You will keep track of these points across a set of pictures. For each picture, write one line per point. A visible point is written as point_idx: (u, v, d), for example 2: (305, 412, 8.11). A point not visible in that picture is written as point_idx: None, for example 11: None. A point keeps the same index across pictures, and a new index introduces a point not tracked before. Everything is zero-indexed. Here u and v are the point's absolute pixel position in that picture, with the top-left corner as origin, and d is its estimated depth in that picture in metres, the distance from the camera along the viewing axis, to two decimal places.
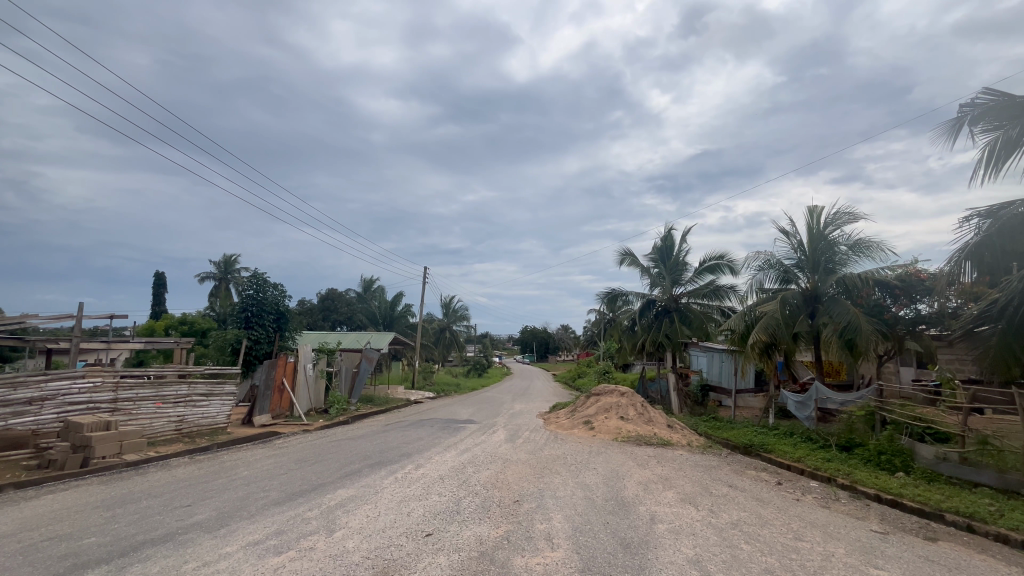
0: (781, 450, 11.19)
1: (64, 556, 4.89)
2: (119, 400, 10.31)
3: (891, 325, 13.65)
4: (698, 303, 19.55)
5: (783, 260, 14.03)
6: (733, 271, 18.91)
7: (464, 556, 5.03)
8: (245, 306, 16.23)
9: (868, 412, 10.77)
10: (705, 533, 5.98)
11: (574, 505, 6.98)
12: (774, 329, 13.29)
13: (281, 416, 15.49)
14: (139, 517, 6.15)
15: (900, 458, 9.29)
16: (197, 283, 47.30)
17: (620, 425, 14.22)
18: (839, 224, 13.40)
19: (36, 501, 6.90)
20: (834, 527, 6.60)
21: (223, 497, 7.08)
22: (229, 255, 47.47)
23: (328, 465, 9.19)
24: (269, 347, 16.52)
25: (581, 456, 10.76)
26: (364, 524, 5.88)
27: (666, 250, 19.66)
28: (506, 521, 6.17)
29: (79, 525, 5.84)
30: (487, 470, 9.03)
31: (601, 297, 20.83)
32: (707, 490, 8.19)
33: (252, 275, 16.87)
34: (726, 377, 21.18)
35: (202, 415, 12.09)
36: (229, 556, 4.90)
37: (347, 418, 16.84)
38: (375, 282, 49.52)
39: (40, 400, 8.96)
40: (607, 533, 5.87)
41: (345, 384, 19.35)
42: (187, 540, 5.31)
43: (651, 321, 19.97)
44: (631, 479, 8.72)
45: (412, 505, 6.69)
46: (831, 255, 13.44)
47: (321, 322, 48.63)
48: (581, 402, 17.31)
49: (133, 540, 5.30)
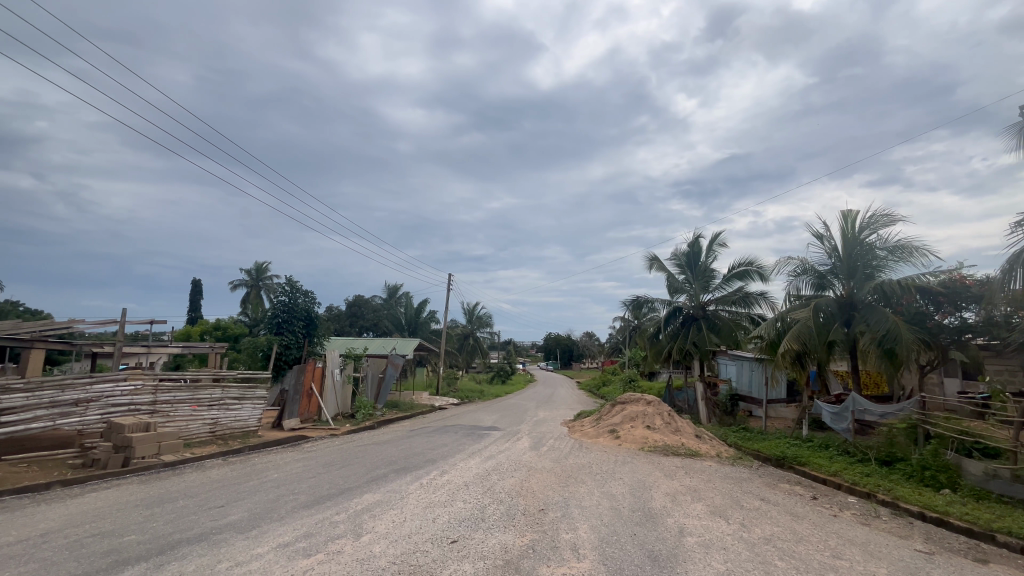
0: (816, 463, 10.77)
1: (107, 552, 5.10)
2: (158, 403, 10.76)
3: (934, 334, 12.89)
4: (727, 310, 19.09)
5: (817, 266, 13.66)
6: (762, 278, 18.47)
7: (489, 564, 5.01)
8: (276, 312, 16.67)
9: (910, 425, 10.25)
10: (737, 548, 5.79)
11: (600, 515, 6.89)
12: (807, 337, 12.91)
13: (310, 420, 15.89)
14: (176, 516, 6.36)
15: (946, 474, 8.83)
16: (231, 289, 49.12)
17: (647, 435, 13.96)
18: (876, 228, 12.91)
19: (81, 499, 7.20)
20: (874, 545, 6.31)
21: (255, 498, 7.27)
22: (260, 262, 48.93)
23: (356, 470, 9.30)
24: (299, 352, 16.87)
25: (607, 465, 10.62)
26: (390, 529, 5.93)
27: (693, 255, 19.36)
28: (531, 529, 6.13)
29: (120, 523, 6.08)
30: (513, 477, 9.04)
31: (627, 303, 20.59)
32: (737, 503, 7.95)
33: (286, 281, 17.27)
34: (757, 386, 20.66)
35: (234, 418, 12.42)
36: (260, 556, 5.01)
37: (372, 424, 17.08)
38: (400, 289, 50.13)
39: (85, 402, 9.41)
40: (634, 545, 5.74)
41: (372, 390, 19.63)
42: (220, 540, 5.45)
43: (678, 328, 19.66)
44: (658, 490, 8.52)
45: (438, 511, 6.73)
46: (868, 260, 12.95)
47: (348, 328, 49.75)
48: (606, 410, 17.09)
49: (171, 538, 5.49)
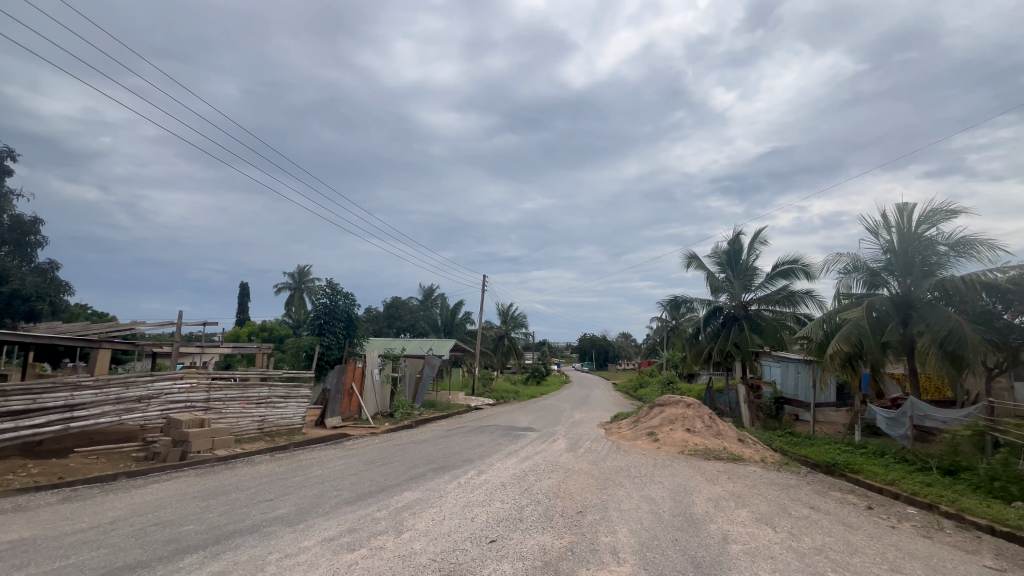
0: (869, 471, 10.22)
1: (169, 540, 5.41)
2: (211, 400, 11.35)
3: (1003, 335, 11.95)
4: (771, 310, 18.38)
5: (870, 263, 12.94)
6: (808, 276, 17.69)
7: (529, 565, 5.02)
8: (318, 314, 17.24)
9: (976, 432, 9.55)
10: (786, 558, 5.56)
11: (639, 519, 6.78)
12: (860, 338, 12.26)
13: (351, 419, 16.38)
14: (229, 508, 6.68)
15: (1018, 486, 8.19)
16: (276, 293, 51.27)
17: (687, 438, 13.62)
18: (935, 222, 12.13)
19: (144, 490, 7.68)
20: (937, 560, 5.93)
21: (301, 493, 7.55)
22: (303, 266, 50.77)
23: (395, 469, 9.49)
24: (339, 352, 17.38)
25: (646, 468, 10.42)
26: (430, 527, 6.03)
27: (733, 253, 18.75)
28: (569, 531, 6.09)
29: (179, 513, 6.43)
30: (550, 479, 9.00)
31: (664, 303, 20.15)
32: (785, 511, 7.63)
33: (327, 284, 17.82)
34: (803, 389, 19.80)
35: (280, 416, 12.94)
36: (307, 549, 5.20)
37: (410, 423, 17.41)
38: (436, 290, 50.87)
39: (146, 399, 10.04)
40: (676, 550, 5.62)
41: (410, 389, 20.01)
42: (270, 532, 5.69)
43: (718, 328, 19.09)
44: (699, 495, 8.29)
45: (476, 511, 6.80)
46: (927, 256, 12.18)
47: (386, 329, 50.97)
48: (644, 412, 16.77)
49: (225, 529, 5.77)
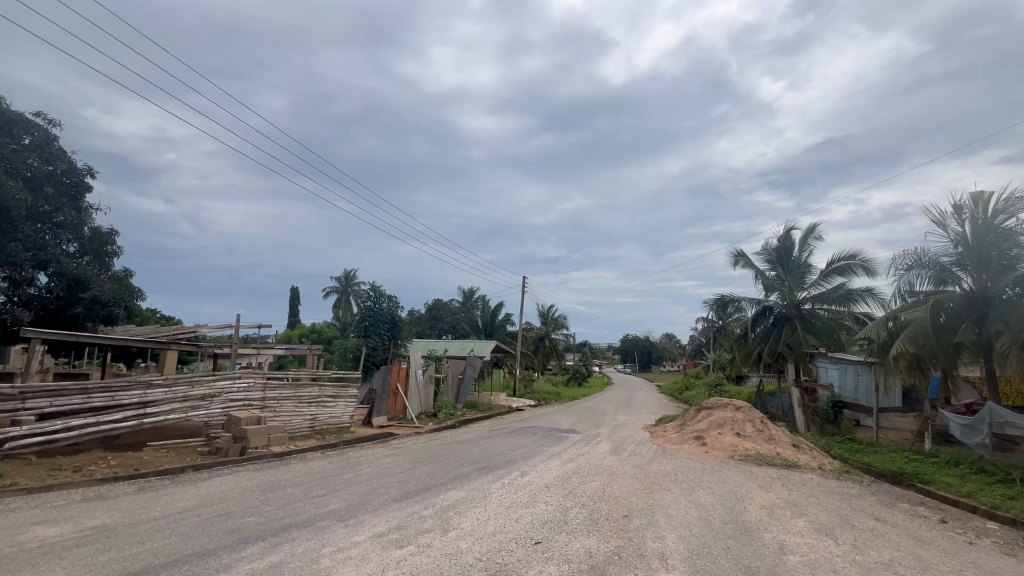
0: (942, 482, 9.48)
1: (232, 530, 5.74)
2: (267, 398, 11.95)
3: None
4: (826, 309, 17.42)
5: (939, 257, 11.99)
6: (868, 273, 16.63)
7: (575, 568, 4.97)
8: (363, 316, 17.81)
9: None
10: (849, 571, 5.24)
11: (688, 525, 6.58)
12: (927, 339, 11.40)
13: (396, 418, 16.81)
14: (285, 502, 7.01)
15: None
16: (324, 297, 53.35)
17: (737, 442, 13.09)
18: (1015, 211, 11.11)
19: (209, 483, 8.18)
20: None
21: (351, 490, 7.82)
22: (349, 271, 52.51)
23: (439, 468, 9.66)
24: (385, 353, 17.89)
25: (694, 473, 10.10)
26: (475, 527, 6.08)
27: (784, 251, 17.91)
28: (615, 535, 6.00)
29: (240, 505, 6.81)
30: (593, 482, 8.87)
31: (710, 303, 19.50)
32: (846, 522, 7.19)
33: (371, 287, 18.35)
34: (864, 392, 18.61)
35: (330, 415, 13.43)
36: (358, 544, 5.37)
37: (454, 423, 17.67)
38: (476, 292, 51.38)
39: (210, 397, 10.71)
40: (728, 559, 5.41)
41: (452, 389, 20.30)
42: (323, 527, 5.92)
43: (769, 329, 18.26)
44: (752, 502, 7.95)
45: (521, 512, 6.81)
46: (1005, 249, 11.17)
47: (428, 331, 51.98)
48: (690, 416, 16.26)
49: (282, 522, 6.06)
